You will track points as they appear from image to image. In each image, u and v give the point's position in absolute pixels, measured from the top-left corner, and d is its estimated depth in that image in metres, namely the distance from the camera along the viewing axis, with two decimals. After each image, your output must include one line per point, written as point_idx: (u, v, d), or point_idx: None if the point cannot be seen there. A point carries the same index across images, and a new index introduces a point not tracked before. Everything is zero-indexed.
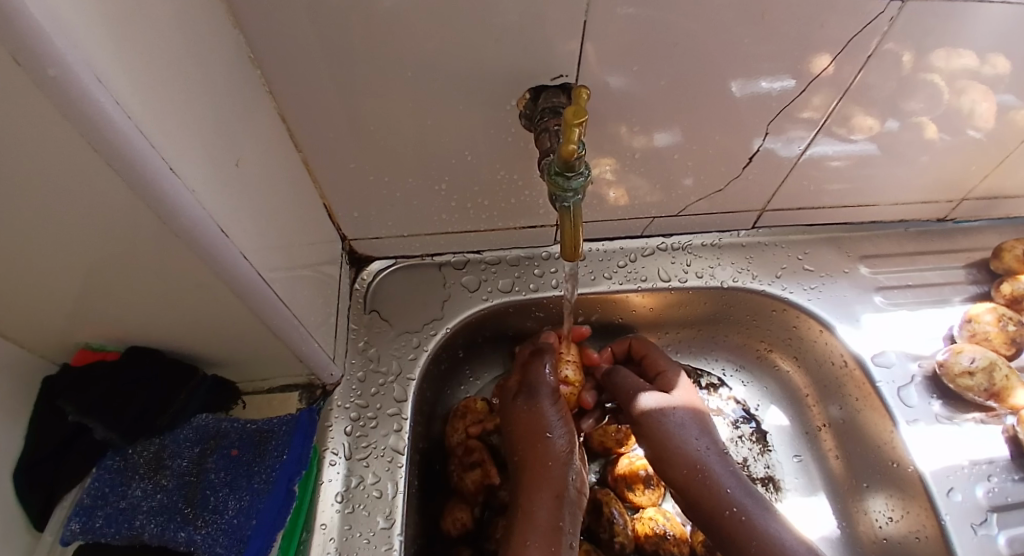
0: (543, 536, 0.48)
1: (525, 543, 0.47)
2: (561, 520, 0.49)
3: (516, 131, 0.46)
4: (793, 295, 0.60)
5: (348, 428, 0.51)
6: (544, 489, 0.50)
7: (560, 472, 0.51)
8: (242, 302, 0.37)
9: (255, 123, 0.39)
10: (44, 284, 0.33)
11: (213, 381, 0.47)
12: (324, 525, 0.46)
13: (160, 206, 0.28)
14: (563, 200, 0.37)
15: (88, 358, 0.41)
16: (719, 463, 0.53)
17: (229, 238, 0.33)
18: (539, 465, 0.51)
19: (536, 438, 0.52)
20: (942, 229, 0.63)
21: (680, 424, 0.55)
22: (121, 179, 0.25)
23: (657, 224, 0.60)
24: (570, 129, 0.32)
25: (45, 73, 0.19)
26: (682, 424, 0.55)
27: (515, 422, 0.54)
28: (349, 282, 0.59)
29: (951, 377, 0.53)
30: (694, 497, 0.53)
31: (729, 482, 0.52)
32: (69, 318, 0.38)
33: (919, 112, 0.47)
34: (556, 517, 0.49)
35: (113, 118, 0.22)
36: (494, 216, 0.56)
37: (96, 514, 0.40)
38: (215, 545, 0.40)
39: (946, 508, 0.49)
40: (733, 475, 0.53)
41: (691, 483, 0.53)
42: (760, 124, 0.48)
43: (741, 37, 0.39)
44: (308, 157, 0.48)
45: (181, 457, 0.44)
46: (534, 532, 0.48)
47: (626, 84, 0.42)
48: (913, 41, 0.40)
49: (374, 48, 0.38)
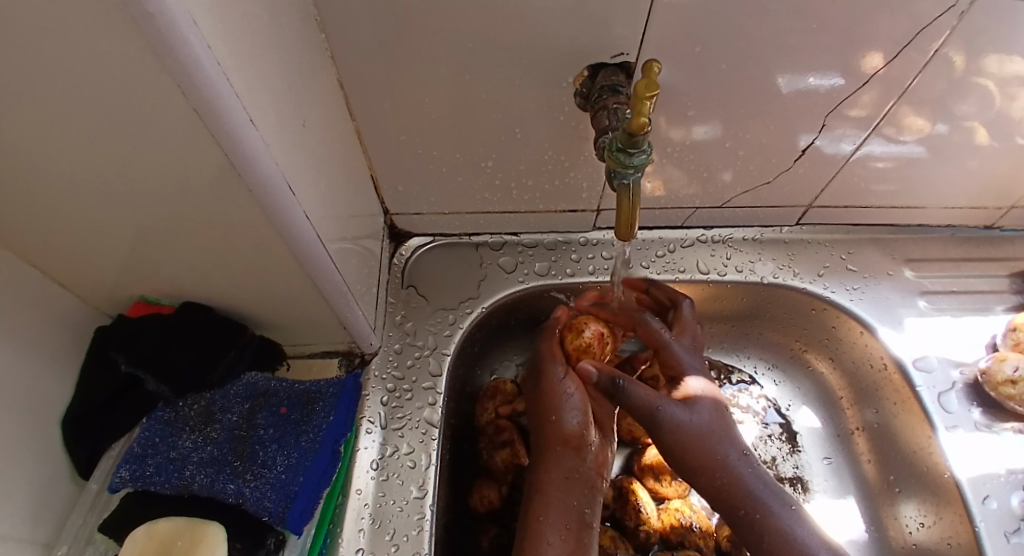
0: (559, 514, 0.48)
1: (540, 520, 0.48)
2: (576, 502, 0.49)
3: (569, 112, 0.46)
4: (835, 295, 0.59)
5: (384, 399, 0.51)
6: (556, 471, 0.49)
7: (574, 454, 0.50)
8: (298, 263, 0.38)
9: (316, 89, 0.39)
10: (114, 234, 0.34)
11: (259, 342, 0.48)
12: (360, 491, 0.46)
13: (239, 161, 0.28)
14: (623, 177, 0.38)
15: (143, 312, 0.42)
16: (743, 464, 0.48)
17: (295, 197, 0.33)
18: (551, 449, 0.50)
19: (547, 416, 0.51)
20: (988, 236, 0.62)
21: (704, 428, 0.48)
22: (207, 130, 0.26)
23: (699, 216, 0.60)
24: (640, 103, 0.32)
25: (144, 12, 0.19)
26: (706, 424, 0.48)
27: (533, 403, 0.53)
28: (389, 257, 0.59)
29: (993, 385, 0.53)
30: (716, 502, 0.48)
31: (757, 485, 0.47)
32: (129, 269, 0.39)
33: (971, 116, 0.46)
34: (569, 496, 0.49)
35: (204, 66, 0.23)
36: (536, 199, 0.56)
37: (146, 463, 0.41)
38: (263, 499, 0.41)
39: (980, 514, 0.49)
40: (761, 476, 0.47)
41: (713, 490, 0.48)
42: (813, 120, 0.47)
43: (801, 27, 0.38)
44: (358, 129, 0.48)
45: (231, 413, 0.44)
46: (547, 510, 0.48)
47: (684, 69, 0.42)
48: (970, 42, 0.39)
49: (434, 21, 0.37)
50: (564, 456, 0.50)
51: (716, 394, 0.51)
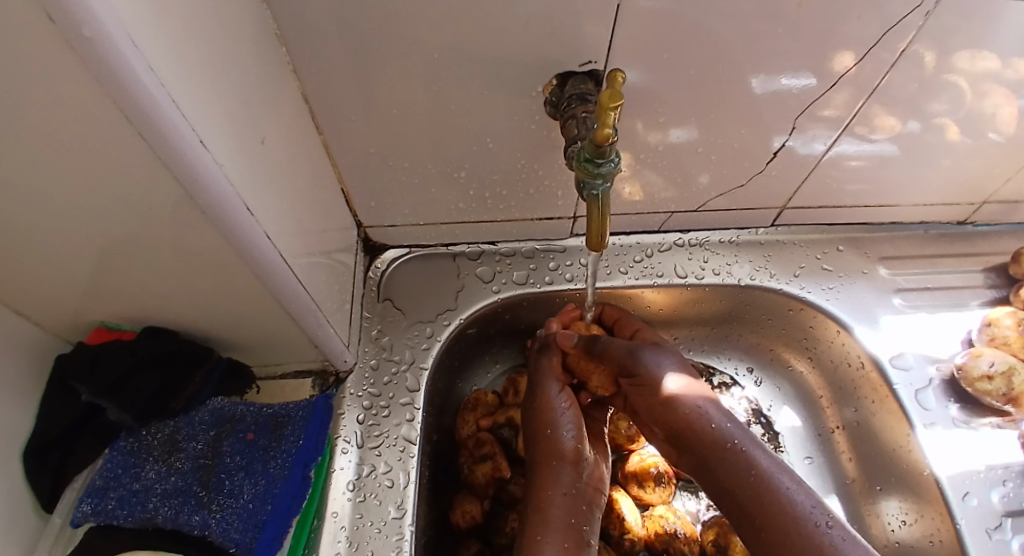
0: (557, 531, 0.46)
1: (538, 539, 0.46)
2: (578, 519, 0.48)
3: (540, 120, 0.45)
4: (811, 295, 0.59)
5: (361, 417, 0.50)
6: (555, 486, 0.48)
7: (573, 470, 0.49)
8: (261, 284, 0.37)
9: (278, 103, 0.38)
10: (64, 259, 0.33)
11: (228, 364, 0.47)
12: (336, 513, 0.45)
13: (189, 182, 0.27)
14: (592, 187, 0.38)
15: (104, 337, 0.41)
16: (714, 406, 0.48)
17: (254, 217, 0.32)
18: (548, 463, 0.49)
19: (545, 432, 0.51)
20: (961, 233, 0.62)
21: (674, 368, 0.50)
22: (152, 151, 0.25)
23: (675, 220, 0.60)
24: (605, 113, 0.31)
25: (79, 33, 0.18)
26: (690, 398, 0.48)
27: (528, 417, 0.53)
28: (363, 269, 0.58)
29: (969, 381, 0.53)
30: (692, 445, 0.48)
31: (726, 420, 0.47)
32: (88, 294, 0.37)
33: (941, 113, 0.47)
34: (570, 513, 0.47)
35: (146, 88, 0.22)
36: (511, 207, 0.55)
37: (108, 496, 0.40)
38: (230, 530, 0.40)
39: (962, 512, 0.49)
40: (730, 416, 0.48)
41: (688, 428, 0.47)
42: (784, 123, 0.47)
43: (770, 31, 0.38)
44: (327, 141, 0.47)
45: (196, 441, 0.43)
46: (545, 529, 0.46)
47: (653, 75, 0.41)
48: (940, 40, 0.39)
49: (399, 32, 0.37)
50: (563, 471, 0.49)
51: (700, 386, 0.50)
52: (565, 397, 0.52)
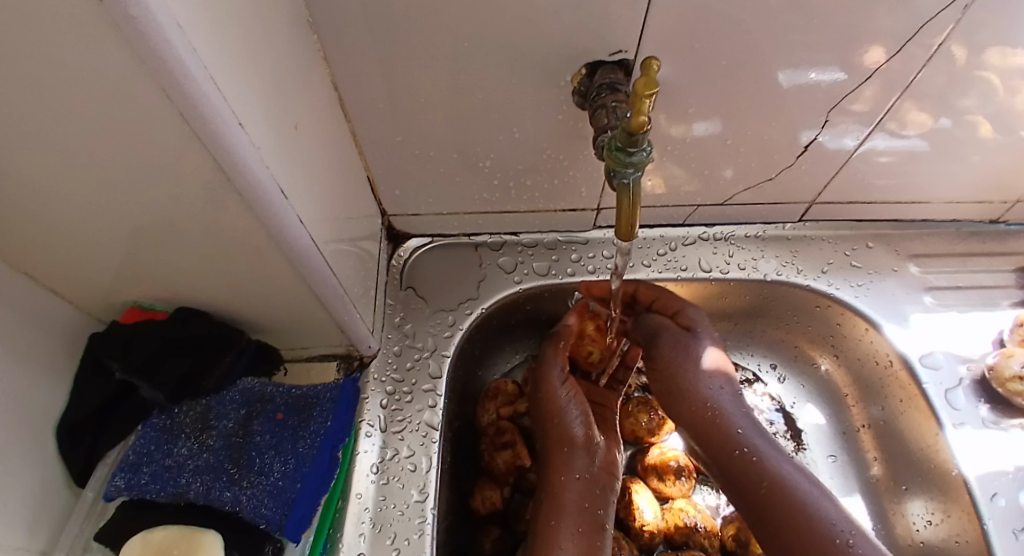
0: (573, 516, 0.47)
1: (552, 524, 0.47)
2: (598, 509, 0.48)
3: (567, 110, 0.45)
4: (839, 291, 0.58)
5: (384, 401, 0.51)
6: (567, 472, 0.49)
7: (585, 457, 0.50)
8: (292, 267, 0.37)
9: (309, 89, 0.38)
10: (104, 241, 0.34)
11: (256, 346, 0.47)
12: (360, 495, 0.46)
13: (228, 165, 0.27)
14: (623, 176, 0.37)
15: (137, 317, 0.42)
16: (731, 403, 0.51)
17: (286, 200, 0.33)
18: (558, 454, 0.50)
19: (554, 421, 0.51)
20: (994, 231, 0.61)
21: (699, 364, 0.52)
22: (194, 134, 0.25)
23: (700, 213, 0.59)
24: (640, 100, 0.31)
25: (125, 14, 0.19)
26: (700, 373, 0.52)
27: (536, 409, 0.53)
28: (387, 257, 0.59)
29: (1000, 381, 0.52)
30: (704, 438, 0.51)
31: (742, 421, 0.50)
32: (122, 275, 0.38)
33: (973, 110, 0.45)
34: (583, 499, 0.48)
35: (188, 69, 0.22)
36: (535, 198, 0.55)
37: (141, 471, 0.40)
38: (260, 506, 0.41)
39: (989, 511, 0.48)
40: (748, 416, 0.51)
41: (702, 423, 0.51)
42: (814, 116, 0.46)
43: (799, 25, 0.38)
44: (354, 129, 0.47)
45: (226, 419, 0.44)
46: (560, 514, 0.47)
47: (682, 65, 0.41)
48: (972, 35, 0.39)
49: (429, 20, 0.37)
50: (574, 458, 0.50)
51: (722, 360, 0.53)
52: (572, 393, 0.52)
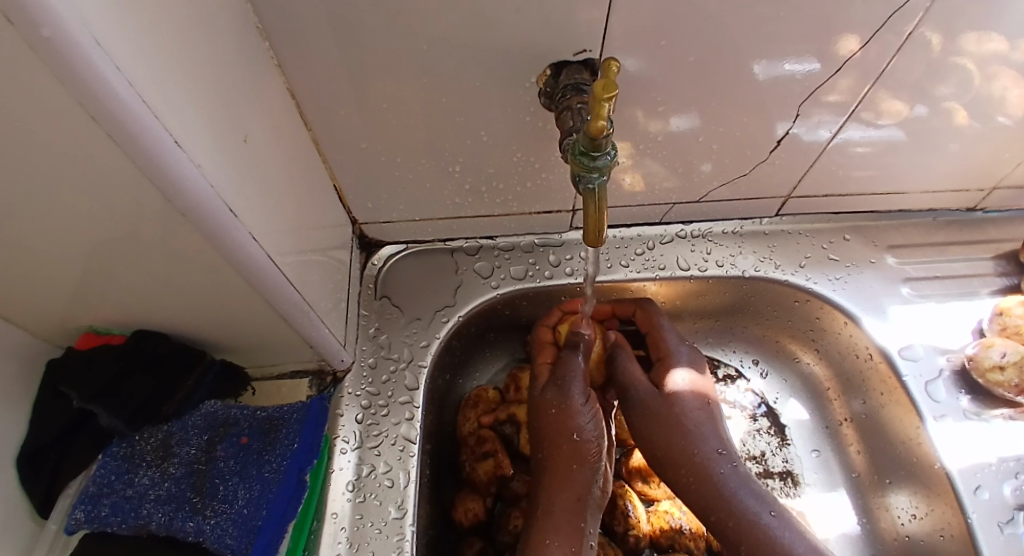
0: (567, 534, 0.46)
1: (546, 542, 0.46)
2: (583, 522, 0.47)
3: (535, 111, 0.44)
4: (818, 286, 0.58)
5: (359, 416, 0.50)
6: (567, 490, 0.47)
7: (587, 474, 0.48)
8: (251, 285, 0.36)
9: (262, 99, 0.37)
10: (49, 266, 0.33)
11: (220, 367, 0.46)
12: (336, 514, 0.45)
13: (166, 185, 0.26)
14: (588, 181, 0.36)
15: (92, 342, 0.40)
16: (723, 462, 0.50)
17: (236, 216, 0.31)
18: (564, 466, 0.48)
19: (563, 438, 0.49)
20: (971, 219, 0.61)
21: (689, 416, 0.51)
22: (125, 154, 0.24)
23: (677, 211, 0.58)
24: (599, 104, 0.30)
25: (38, 34, 0.17)
26: (690, 420, 0.51)
27: (543, 417, 0.50)
28: (360, 266, 0.58)
29: (980, 372, 0.52)
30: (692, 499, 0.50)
31: (734, 483, 0.49)
32: (76, 300, 0.37)
33: (948, 97, 0.45)
34: (579, 516, 0.47)
35: (114, 88, 0.21)
36: (509, 201, 0.54)
37: (102, 502, 0.39)
38: (225, 535, 0.39)
39: (974, 506, 0.48)
40: (741, 476, 0.49)
41: (691, 483, 0.50)
42: (788, 109, 0.45)
43: (770, 15, 0.37)
44: (317, 137, 0.46)
45: (189, 445, 0.43)
46: (555, 532, 0.46)
47: (651, 62, 0.40)
48: (947, 22, 0.38)
49: (385, 23, 0.35)
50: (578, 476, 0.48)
51: (708, 392, 0.53)
52: (586, 398, 0.51)
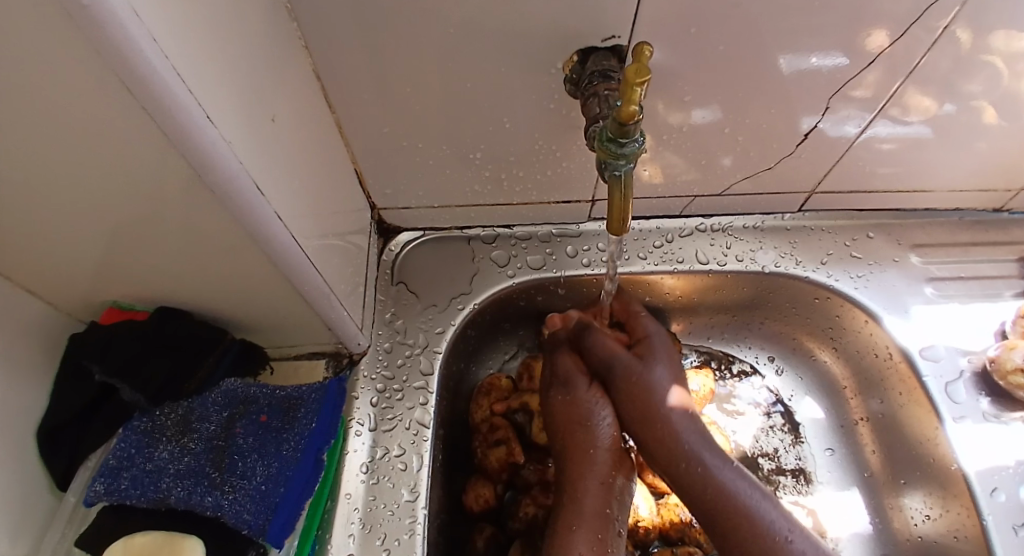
0: (592, 523, 0.44)
1: (573, 531, 0.44)
2: (611, 512, 0.45)
3: (559, 98, 0.43)
4: (839, 283, 0.57)
5: (374, 400, 0.50)
6: (589, 476, 0.46)
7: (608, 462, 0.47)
8: (274, 266, 0.36)
9: (287, 79, 0.37)
10: (79, 242, 0.33)
11: (240, 346, 0.47)
12: (349, 495, 0.46)
13: (196, 160, 0.26)
14: (614, 168, 0.36)
15: (115, 319, 0.41)
16: (726, 467, 0.45)
17: (262, 195, 0.31)
18: (582, 455, 0.47)
19: (575, 427, 0.48)
20: (996, 220, 0.59)
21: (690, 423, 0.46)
22: (156, 126, 0.23)
23: (697, 204, 0.58)
24: (630, 88, 0.29)
25: (76, 1, 0.17)
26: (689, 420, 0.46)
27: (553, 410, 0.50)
28: (377, 252, 0.58)
29: (1002, 374, 0.51)
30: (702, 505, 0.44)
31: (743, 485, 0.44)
32: (101, 276, 0.37)
33: (978, 95, 0.44)
34: (605, 506, 0.45)
35: (150, 60, 0.21)
36: (528, 190, 0.54)
37: (121, 476, 0.40)
38: (243, 511, 0.39)
39: (989, 507, 0.47)
40: (745, 478, 0.45)
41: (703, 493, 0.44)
42: (814, 103, 0.45)
43: (802, 6, 0.36)
44: (339, 120, 0.46)
45: (208, 422, 0.43)
46: (581, 521, 0.44)
47: (679, 51, 0.39)
48: (978, 19, 0.37)
49: (411, 5, 0.35)
50: (597, 462, 0.47)
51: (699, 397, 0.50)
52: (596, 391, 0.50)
